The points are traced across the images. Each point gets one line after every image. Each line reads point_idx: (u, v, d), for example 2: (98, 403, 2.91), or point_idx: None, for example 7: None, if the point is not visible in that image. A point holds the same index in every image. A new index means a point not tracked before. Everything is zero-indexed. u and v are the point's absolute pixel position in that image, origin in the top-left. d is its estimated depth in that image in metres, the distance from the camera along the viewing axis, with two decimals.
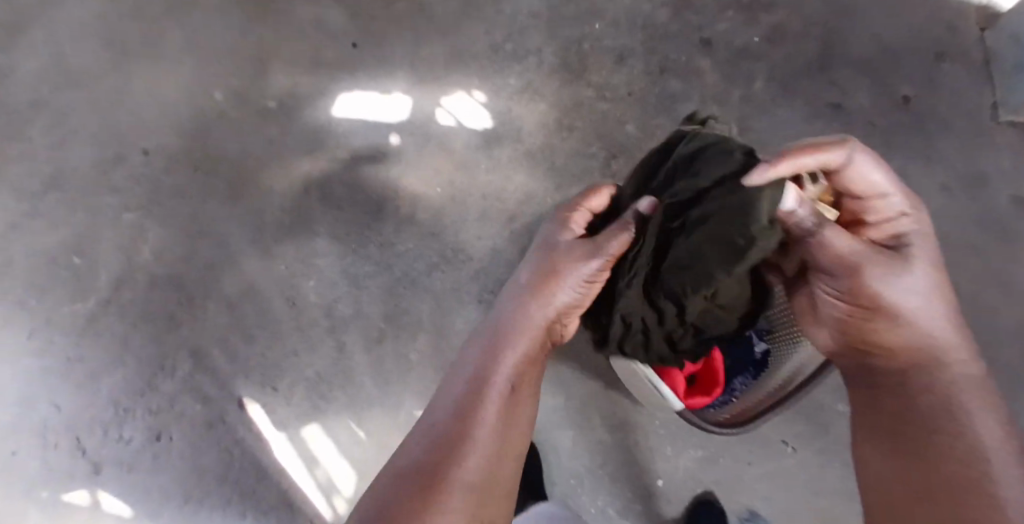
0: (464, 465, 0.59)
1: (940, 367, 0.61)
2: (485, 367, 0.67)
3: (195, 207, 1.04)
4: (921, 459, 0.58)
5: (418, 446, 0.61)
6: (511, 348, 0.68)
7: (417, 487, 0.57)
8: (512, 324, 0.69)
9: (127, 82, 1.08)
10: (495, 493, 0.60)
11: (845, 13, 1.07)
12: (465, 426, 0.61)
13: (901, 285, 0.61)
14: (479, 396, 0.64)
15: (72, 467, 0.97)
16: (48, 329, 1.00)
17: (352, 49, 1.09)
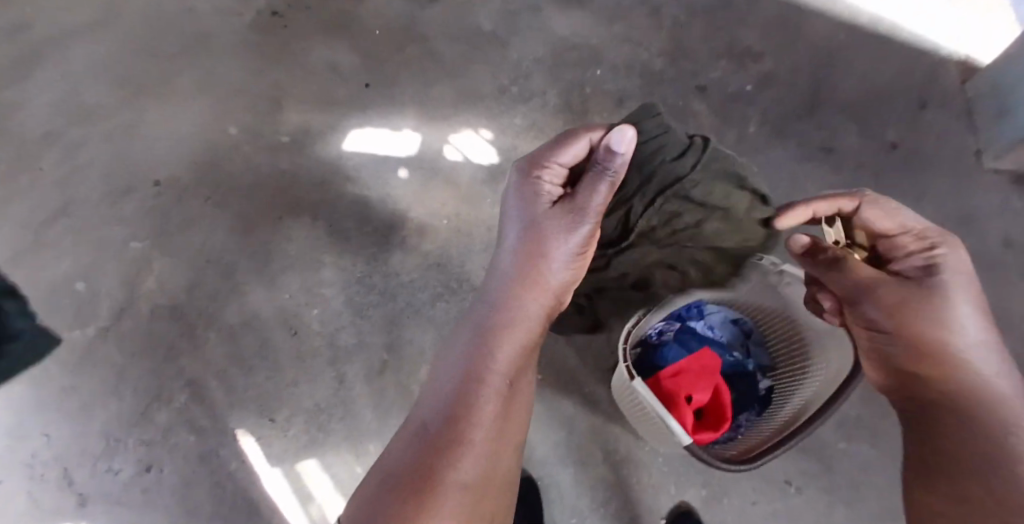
0: (457, 467, 0.61)
1: (980, 396, 0.66)
2: (475, 359, 0.66)
3: (203, 237, 1.02)
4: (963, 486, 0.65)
5: (408, 449, 0.63)
6: (502, 342, 0.67)
7: (411, 492, 0.60)
8: (502, 311, 0.68)
9: (140, 116, 1.05)
10: (491, 486, 0.63)
11: (831, 63, 1.09)
12: (458, 430, 0.63)
13: (938, 320, 0.66)
14: (469, 394, 0.65)
15: (59, 499, 0.95)
16: (44, 357, 0.99)
17: (364, 89, 1.07)
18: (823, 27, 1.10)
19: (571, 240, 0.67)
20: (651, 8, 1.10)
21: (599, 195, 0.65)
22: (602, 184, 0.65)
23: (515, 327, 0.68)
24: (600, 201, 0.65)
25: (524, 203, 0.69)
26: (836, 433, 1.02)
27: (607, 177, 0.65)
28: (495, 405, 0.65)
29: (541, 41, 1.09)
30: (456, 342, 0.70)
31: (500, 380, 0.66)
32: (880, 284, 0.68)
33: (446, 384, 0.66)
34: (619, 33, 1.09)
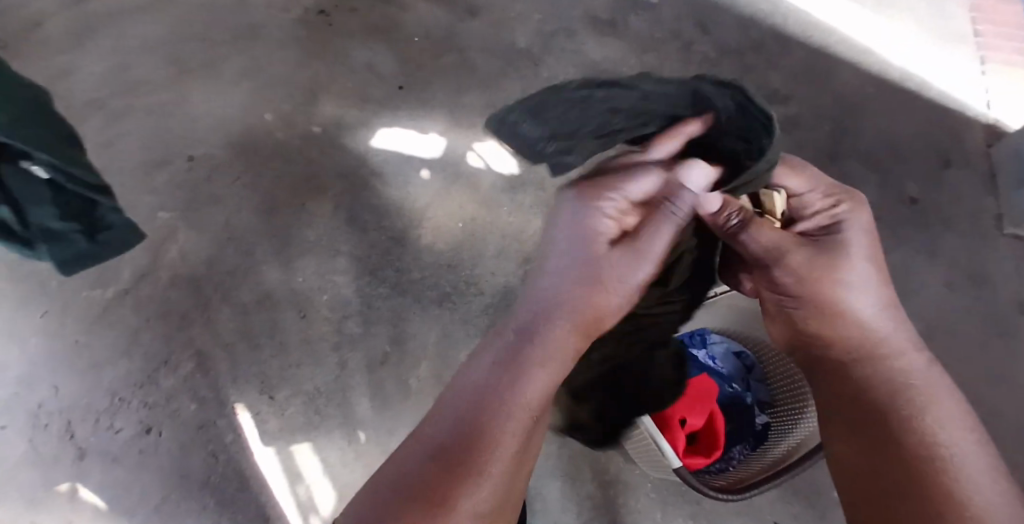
0: (471, 494, 0.57)
1: (888, 368, 0.67)
2: (510, 381, 0.61)
3: (228, 214, 1.06)
4: (887, 454, 0.64)
5: (421, 460, 0.58)
6: (542, 365, 0.62)
7: (416, 512, 0.56)
8: (547, 329, 0.63)
9: (183, 94, 1.10)
10: (497, 521, 0.59)
11: (859, 113, 1.10)
12: (475, 452, 0.58)
13: (840, 277, 0.66)
14: (496, 416, 0.59)
15: (59, 451, 0.99)
16: (62, 312, 1.03)
17: (398, 91, 1.11)
18: (853, 78, 1.12)
19: (627, 283, 0.65)
20: (684, 42, 1.13)
21: (660, 241, 0.66)
22: (670, 224, 0.66)
23: (559, 357, 0.63)
24: (657, 248, 0.66)
25: (582, 231, 0.66)
26: (825, 477, 1.02)
27: (673, 219, 0.66)
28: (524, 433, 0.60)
29: (573, 63, 1.12)
30: (481, 358, 0.64)
31: (533, 408, 0.61)
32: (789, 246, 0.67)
33: (467, 397, 0.61)
34: (649, 63, 1.11)
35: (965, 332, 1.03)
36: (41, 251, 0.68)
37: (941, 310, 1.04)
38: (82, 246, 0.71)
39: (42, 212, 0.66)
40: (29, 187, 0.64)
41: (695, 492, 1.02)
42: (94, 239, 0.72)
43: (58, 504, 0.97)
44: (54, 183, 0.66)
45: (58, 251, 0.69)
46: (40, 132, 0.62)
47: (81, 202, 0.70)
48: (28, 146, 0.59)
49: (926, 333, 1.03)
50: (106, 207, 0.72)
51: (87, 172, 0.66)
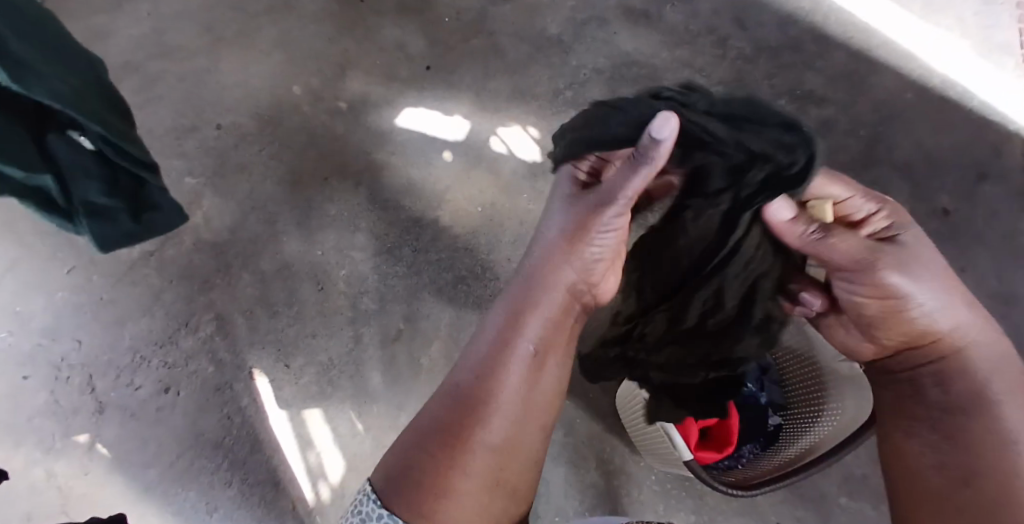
0: (487, 428, 0.65)
1: (961, 358, 0.71)
2: (508, 329, 0.68)
3: (253, 184, 1.08)
4: (952, 445, 0.70)
5: (441, 409, 0.66)
6: (537, 308, 0.68)
7: (437, 449, 0.65)
8: (538, 280, 0.69)
9: (214, 62, 1.11)
10: (520, 451, 0.67)
11: (894, 120, 1.08)
12: (487, 390, 0.65)
13: (916, 281, 0.69)
14: (497, 363, 0.66)
15: (79, 403, 1.02)
16: (88, 269, 1.06)
17: (426, 72, 1.11)
18: (891, 84, 1.08)
19: (602, 227, 0.66)
20: (719, 37, 1.11)
21: (636, 185, 0.62)
22: (639, 173, 0.61)
23: (549, 300, 0.69)
24: (633, 192, 0.63)
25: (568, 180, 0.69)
26: (832, 484, 1.02)
27: (646, 167, 0.60)
28: (523, 376, 0.67)
29: (603, 52, 1.10)
30: (493, 313, 0.70)
31: (529, 350, 0.67)
32: (877, 259, 0.68)
33: (478, 347, 0.68)
34: (682, 57, 1.10)
35: None
36: (82, 225, 0.68)
37: None
38: (126, 226, 0.70)
39: (89, 188, 0.65)
40: (78, 161, 0.65)
41: (699, 489, 1.02)
42: (138, 219, 0.72)
43: (76, 454, 1.02)
44: (101, 158, 0.67)
45: (101, 231, 0.68)
46: (94, 105, 0.63)
47: (127, 180, 0.70)
48: (83, 117, 0.60)
49: None
50: (151, 188, 0.73)
51: (135, 146, 0.68)
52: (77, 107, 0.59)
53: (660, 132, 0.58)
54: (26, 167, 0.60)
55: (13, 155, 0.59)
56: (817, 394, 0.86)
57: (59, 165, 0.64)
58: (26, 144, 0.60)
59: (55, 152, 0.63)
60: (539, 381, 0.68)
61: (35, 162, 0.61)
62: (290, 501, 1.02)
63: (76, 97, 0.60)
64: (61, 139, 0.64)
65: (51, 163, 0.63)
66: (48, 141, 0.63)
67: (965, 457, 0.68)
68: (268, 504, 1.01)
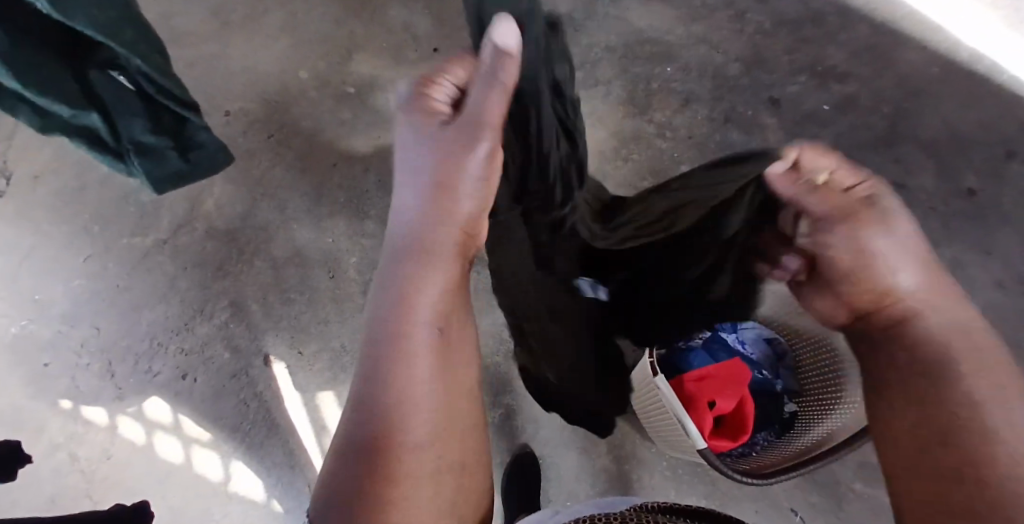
0: (416, 425, 0.55)
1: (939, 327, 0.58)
2: (396, 312, 0.57)
3: (263, 170, 1.08)
4: (952, 437, 0.53)
5: (354, 418, 0.55)
6: (429, 275, 0.58)
7: (370, 469, 0.53)
8: (420, 244, 0.59)
9: (221, 46, 1.10)
10: (458, 435, 0.59)
11: (920, 96, 1.04)
12: (401, 386, 0.55)
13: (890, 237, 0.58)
14: (403, 351, 0.56)
15: (99, 388, 1.04)
16: (104, 256, 1.06)
17: (433, 54, 1.09)
18: (916, 59, 1.04)
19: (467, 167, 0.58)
20: (737, 11, 1.07)
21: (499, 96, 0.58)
22: (493, 89, 0.57)
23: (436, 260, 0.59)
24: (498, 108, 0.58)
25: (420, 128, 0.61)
26: (847, 471, 1.00)
27: (496, 83, 0.57)
28: (430, 357, 0.57)
29: (615, 30, 1.08)
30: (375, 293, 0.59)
31: (430, 325, 0.57)
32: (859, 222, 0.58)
33: (374, 340, 0.57)
34: (697, 33, 1.07)
35: (1014, 333, 0.98)
36: (133, 163, 0.67)
37: (990, 310, 0.99)
38: (176, 163, 0.69)
39: (135, 127, 0.64)
40: (121, 97, 0.62)
41: (711, 475, 1.01)
42: (185, 156, 0.70)
43: (98, 437, 1.03)
44: (144, 94, 0.63)
45: (149, 167, 0.67)
46: (135, 35, 0.57)
47: (170, 119, 0.67)
48: (124, 49, 0.55)
49: None
50: (193, 127, 0.69)
51: (175, 84, 0.63)
52: (118, 41, 0.55)
53: (504, 35, 0.55)
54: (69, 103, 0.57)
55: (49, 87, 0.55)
56: (832, 379, 0.85)
57: (103, 100, 0.61)
58: (69, 78, 0.57)
59: (98, 87, 0.61)
60: (452, 358, 0.59)
61: (78, 98, 0.58)
62: (306, 485, 1.02)
63: (118, 29, 0.54)
64: (102, 76, 0.61)
65: (95, 99, 0.61)
66: (91, 78, 0.60)
67: (960, 443, 0.53)
68: (284, 488, 1.02)
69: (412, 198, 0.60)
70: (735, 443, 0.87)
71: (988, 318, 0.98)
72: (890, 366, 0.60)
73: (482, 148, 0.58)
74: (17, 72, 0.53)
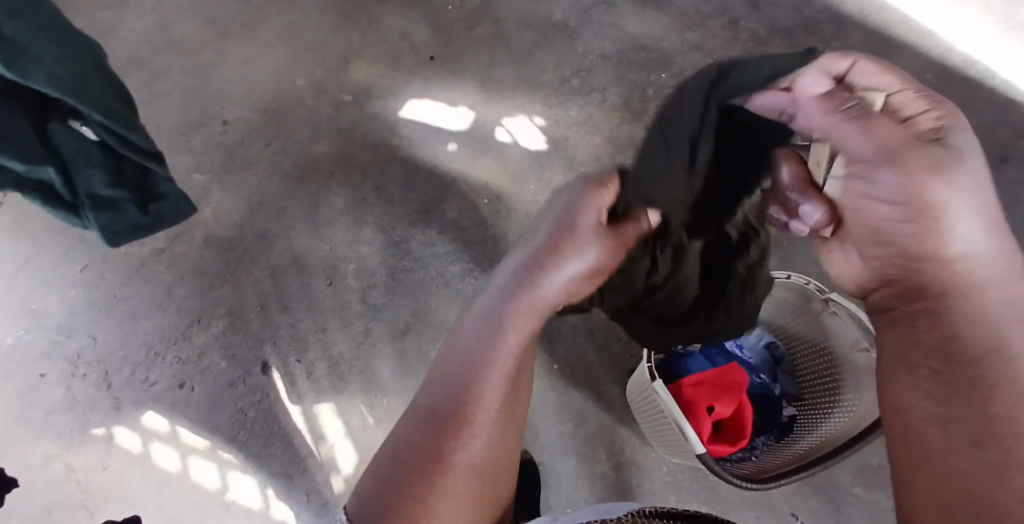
0: (468, 449, 0.61)
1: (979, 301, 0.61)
2: (480, 351, 0.64)
3: (261, 178, 1.08)
4: (972, 417, 0.59)
5: (416, 427, 0.63)
6: (513, 335, 0.65)
7: (418, 478, 0.60)
8: (510, 316, 0.65)
9: (219, 56, 1.10)
10: (497, 464, 0.65)
11: None
12: (470, 414, 0.62)
13: (940, 190, 0.57)
14: (480, 378, 0.63)
15: (95, 399, 1.03)
16: (102, 265, 1.06)
17: (430, 62, 1.10)
18: (909, 66, 1.05)
19: (570, 269, 0.65)
20: (730, 19, 1.08)
21: (625, 239, 0.68)
22: (629, 236, 0.68)
23: (520, 322, 0.65)
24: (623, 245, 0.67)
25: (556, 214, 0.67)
26: (847, 476, 1.00)
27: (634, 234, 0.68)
28: (505, 385, 0.64)
29: (610, 38, 1.09)
30: (467, 328, 0.66)
31: (507, 366, 0.64)
32: (915, 162, 0.57)
33: (450, 371, 0.65)
34: (692, 40, 1.08)
35: None
36: (88, 217, 0.65)
37: None
38: (135, 217, 0.67)
39: (96, 180, 0.63)
40: (84, 149, 0.62)
41: (711, 480, 1.01)
42: (145, 209, 0.68)
43: (94, 448, 1.02)
44: (109, 146, 0.64)
45: (110, 222, 0.65)
46: (97, 92, 0.59)
47: (136, 169, 0.67)
48: (81, 103, 0.56)
49: None
50: (159, 177, 0.69)
51: (140, 135, 0.63)
52: (73, 95, 0.56)
53: (656, 217, 0.68)
54: (24, 156, 0.57)
55: (4, 143, 0.56)
56: (832, 382, 0.86)
57: (66, 154, 0.61)
58: (28, 133, 0.58)
59: (59, 142, 0.60)
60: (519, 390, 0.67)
61: (36, 152, 0.58)
62: (303, 494, 1.02)
63: (76, 79, 0.57)
64: (64, 128, 0.60)
65: (55, 153, 0.60)
66: (51, 130, 0.60)
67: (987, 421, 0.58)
68: (281, 497, 1.02)
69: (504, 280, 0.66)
70: (734, 448, 0.86)
71: None
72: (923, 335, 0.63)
73: (591, 260, 0.66)
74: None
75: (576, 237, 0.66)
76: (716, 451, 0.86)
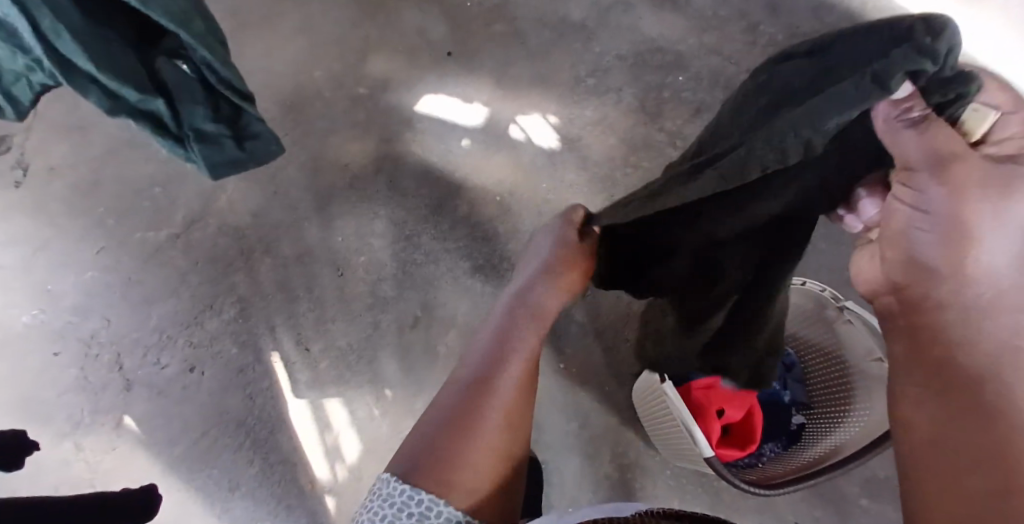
0: (496, 414, 0.62)
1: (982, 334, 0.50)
2: (501, 335, 0.68)
3: (276, 168, 1.09)
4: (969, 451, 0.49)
5: (448, 396, 0.63)
6: (524, 330, 0.68)
7: (450, 435, 0.60)
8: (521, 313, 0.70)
9: (239, 46, 1.11)
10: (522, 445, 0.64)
11: None
12: (498, 385, 0.63)
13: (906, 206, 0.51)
14: (501, 356, 0.66)
15: (108, 380, 1.05)
16: (118, 249, 1.08)
17: (446, 58, 1.11)
18: None
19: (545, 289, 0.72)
20: (750, 23, 1.07)
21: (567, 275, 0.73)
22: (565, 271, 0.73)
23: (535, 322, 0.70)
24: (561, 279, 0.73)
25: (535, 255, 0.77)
26: (852, 486, 1.00)
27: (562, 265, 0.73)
28: (528, 363, 0.67)
29: (627, 39, 1.09)
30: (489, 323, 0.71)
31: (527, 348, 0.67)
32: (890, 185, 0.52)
33: (476, 351, 0.67)
34: (709, 44, 1.08)
35: None
36: (192, 151, 0.66)
37: None
38: (232, 152, 0.69)
39: (197, 114, 0.64)
40: (184, 83, 0.63)
41: (715, 485, 1.01)
42: (241, 145, 0.70)
43: (105, 429, 1.04)
44: (205, 83, 0.65)
45: (209, 154, 0.67)
46: (204, 30, 0.60)
47: (228, 108, 0.68)
48: (193, 40, 0.57)
49: None
50: (251, 117, 0.70)
51: (236, 75, 0.64)
52: (188, 31, 0.57)
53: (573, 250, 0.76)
54: (137, 87, 0.58)
55: (118, 71, 0.56)
56: (846, 391, 0.86)
57: (167, 86, 0.62)
58: (136, 64, 0.59)
59: (163, 74, 0.62)
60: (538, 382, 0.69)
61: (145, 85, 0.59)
62: (308, 482, 1.03)
63: (189, 16, 0.57)
64: (169, 63, 0.62)
65: (159, 85, 0.62)
66: (157, 64, 0.61)
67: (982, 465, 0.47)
68: (287, 485, 1.03)
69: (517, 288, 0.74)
70: (741, 453, 0.86)
71: None
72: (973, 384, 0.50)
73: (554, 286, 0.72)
74: (91, 54, 0.54)
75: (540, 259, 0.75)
76: (722, 455, 0.86)
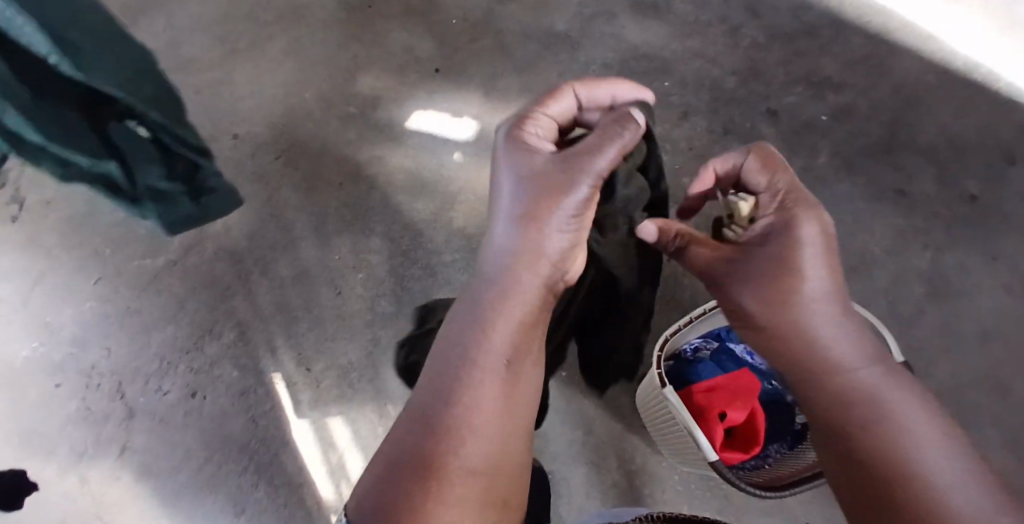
0: (464, 450, 0.58)
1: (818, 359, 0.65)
2: (473, 338, 0.63)
3: (270, 191, 1.09)
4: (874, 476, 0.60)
5: (410, 433, 0.60)
6: (500, 321, 0.64)
7: (411, 481, 0.57)
8: (504, 287, 0.65)
9: (229, 73, 1.13)
10: (503, 472, 0.61)
11: (915, 104, 1.06)
12: (465, 413, 0.60)
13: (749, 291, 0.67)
14: (469, 371, 0.62)
15: (110, 410, 1.04)
16: (115, 279, 1.08)
17: (434, 74, 1.12)
18: (911, 69, 1.07)
19: (547, 232, 0.64)
20: (730, 26, 1.10)
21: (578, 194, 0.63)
22: (583, 188, 0.63)
23: (514, 299, 0.65)
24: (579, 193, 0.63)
25: (516, 171, 0.66)
26: None
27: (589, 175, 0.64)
28: (496, 384, 0.62)
29: (611, 47, 1.10)
30: (460, 314, 0.66)
31: (495, 358, 0.63)
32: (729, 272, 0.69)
33: (439, 363, 0.63)
34: (693, 48, 1.09)
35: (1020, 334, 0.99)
36: (147, 206, 0.76)
37: (999, 316, 0.99)
38: (184, 206, 0.81)
39: (149, 172, 0.70)
40: (136, 147, 0.67)
41: (723, 487, 1.01)
42: (198, 201, 0.83)
43: (108, 460, 1.03)
44: (155, 142, 0.70)
45: (164, 210, 0.79)
46: (152, 93, 0.64)
47: (184, 164, 0.76)
48: (143, 105, 0.61)
49: (981, 338, 0.99)
50: (205, 169, 0.80)
51: (188, 133, 0.70)
52: (136, 97, 0.60)
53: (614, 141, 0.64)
54: (89, 152, 0.61)
55: (72, 139, 0.59)
56: None
57: (120, 148, 0.66)
58: (90, 132, 0.62)
59: (115, 137, 0.65)
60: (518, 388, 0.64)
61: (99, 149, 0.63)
62: (313, 504, 1.02)
63: (136, 84, 0.61)
64: (121, 127, 0.65)
65: (114, 150, 0.65)
66: (110, 129, 0.64)
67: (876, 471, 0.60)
68: (293, 507, 1.02)
69: (503, 228, 0.66)
70: (746, 455, 0.86)
71: (993, 321, 0.99)
72: (860, 429, 0.63)
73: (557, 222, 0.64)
74: (40, 126, 0.56)
75: (528, 174, 0.65)
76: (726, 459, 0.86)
